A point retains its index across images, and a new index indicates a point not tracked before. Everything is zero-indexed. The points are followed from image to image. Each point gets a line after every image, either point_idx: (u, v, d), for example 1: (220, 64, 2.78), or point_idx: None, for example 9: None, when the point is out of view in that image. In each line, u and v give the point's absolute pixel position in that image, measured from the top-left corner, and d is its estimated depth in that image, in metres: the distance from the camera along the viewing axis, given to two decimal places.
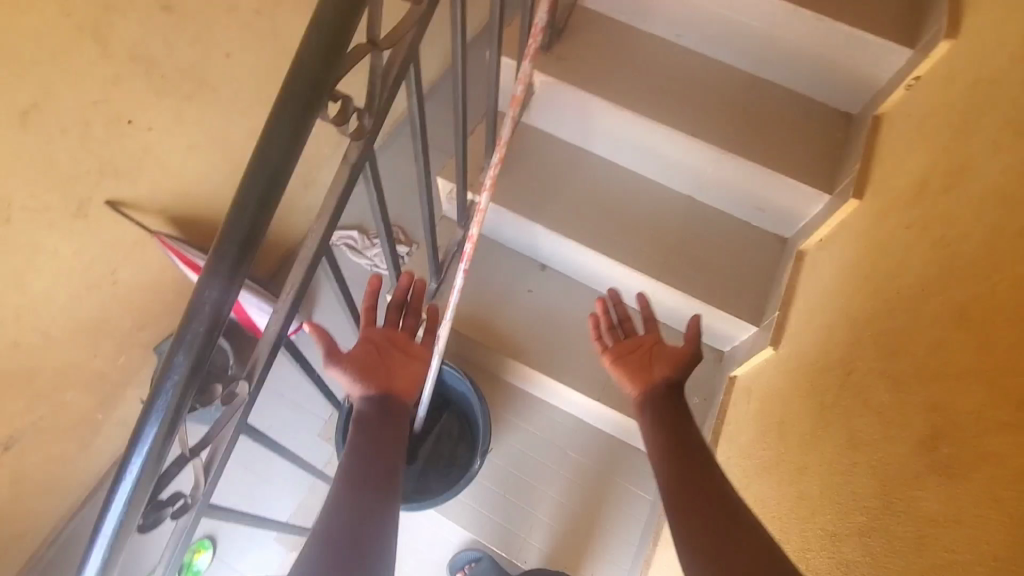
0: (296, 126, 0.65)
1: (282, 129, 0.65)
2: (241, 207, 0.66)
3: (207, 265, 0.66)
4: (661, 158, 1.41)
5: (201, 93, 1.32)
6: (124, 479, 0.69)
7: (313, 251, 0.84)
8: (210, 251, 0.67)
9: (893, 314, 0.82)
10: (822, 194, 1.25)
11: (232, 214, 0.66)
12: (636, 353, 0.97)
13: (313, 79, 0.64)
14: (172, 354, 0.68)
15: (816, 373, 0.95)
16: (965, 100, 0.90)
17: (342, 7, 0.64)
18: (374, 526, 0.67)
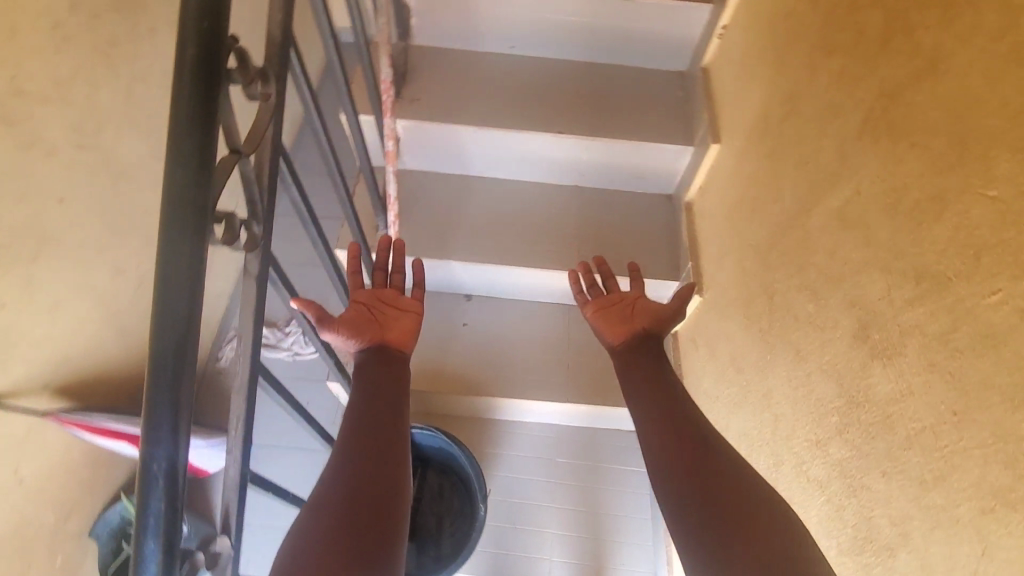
0: (192, 263, 0.61)
1: (178, 272, 0.60)
2: (161, 364, 0.61)
3: (146, 435, 0.61)
4: (540, 161, 1.47)
5: (43, 254, 1.25)
6: None
7: (247, 374, 0.79)
8: (143, 418, 0.61)
9: (788, 233, 0.92)
10: (687, 147, 1.37)
11: (153, 373, 0.61)
12: (618, 305, 0.89)
13: (194, 210, 0.61)
14: (139, 543, 0.61)
15: (746, 305, 1.04)
16: (772, 36, 1.03)
17: (200, 130, 0.60)
18: (388, 468, 0.63)
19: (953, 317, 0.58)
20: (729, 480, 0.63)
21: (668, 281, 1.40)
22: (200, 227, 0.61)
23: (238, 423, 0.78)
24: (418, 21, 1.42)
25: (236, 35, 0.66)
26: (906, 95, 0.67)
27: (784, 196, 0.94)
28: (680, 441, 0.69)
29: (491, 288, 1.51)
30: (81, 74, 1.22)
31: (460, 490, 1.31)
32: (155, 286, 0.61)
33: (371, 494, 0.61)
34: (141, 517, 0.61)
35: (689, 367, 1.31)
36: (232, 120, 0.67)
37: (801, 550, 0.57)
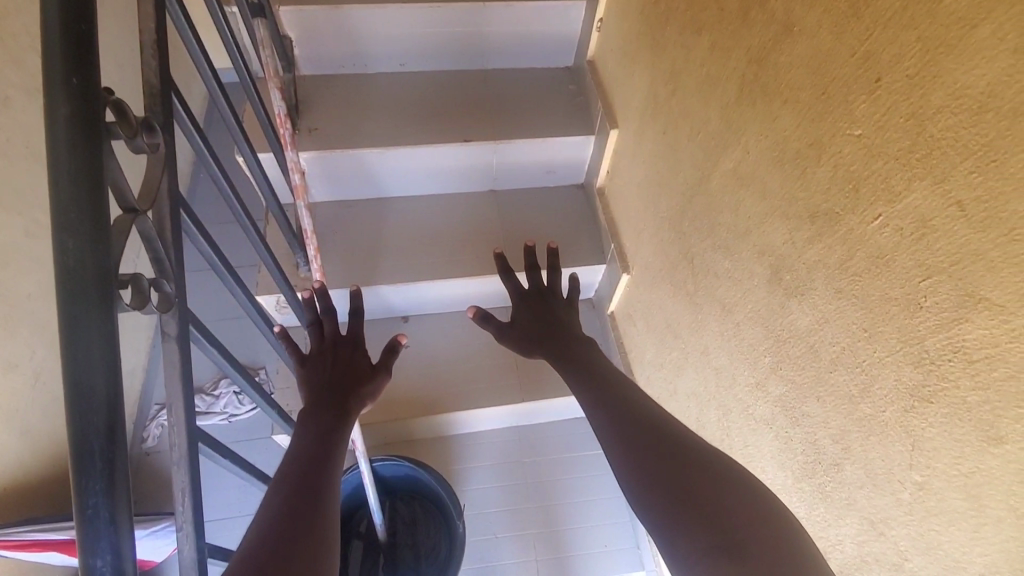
0: (101, 334, 0.56)
1: (88, 348, 0.56)
2: (85, 451, 0.56)
3: (81, 531, 0.55)
4: (452, 172, 1.47)
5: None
6: None
7: (185, 444, 0.73)
8: (74, 515, 0.55)
9: (694, 199, 0.98)
10: (589, 136, 1.43)
11: (77, 464, 0.55)
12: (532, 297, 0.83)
13: (91, 278, 0.56)
14: None
15: (670, 272, 1.09)
16: (645, 22, 1.10)
17: (82, 191, 0.56)
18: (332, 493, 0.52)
19: (848, 245, 0.64)
20: (684, 446, 0.54)
21: (595, 265, 1.45)
22: (101, 295, 0.56)
23: (184, 497, 0.73)
24: (303, 51, 1.39)
25: (110, 86, 0.62)
26: (771, 59, 0.75)
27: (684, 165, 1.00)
28: (640, 430, 0.57)
29: (426, 304, 1.50)
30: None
31: (425, 524, 1.28)
32: (63, 366, 0.56)
33: (318, 504, 0.50)
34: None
35: (631, 343, 1.37)
36: (120, 176, 0.63)
37: (766, 527, 0.47)
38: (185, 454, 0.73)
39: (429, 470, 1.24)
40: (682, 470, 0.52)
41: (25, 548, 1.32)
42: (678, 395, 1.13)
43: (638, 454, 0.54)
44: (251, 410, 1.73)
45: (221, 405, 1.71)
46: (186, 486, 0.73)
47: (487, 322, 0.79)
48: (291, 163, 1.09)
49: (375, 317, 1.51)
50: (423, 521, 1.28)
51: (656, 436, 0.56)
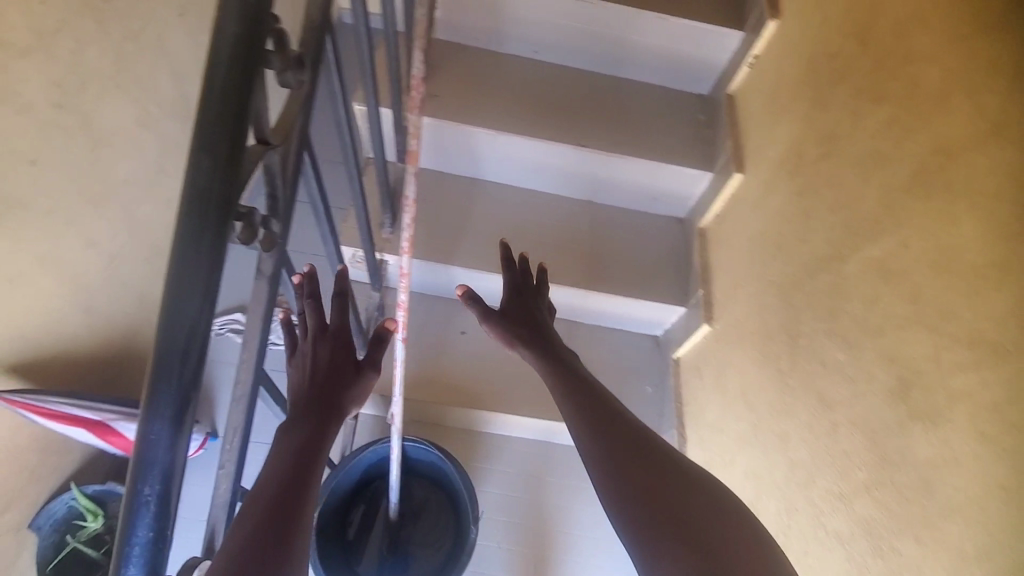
0: (205, 276, 0.52)
1: (189, 285, 0.52)
2: (164, 371, 0.51)
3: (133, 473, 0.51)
4: (555, 172, 1.43)
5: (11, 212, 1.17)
6: None
7: (249, 382, 0.71)
8: (135, 435, 0.50)
9: (814, 277, 0.90)
10: (706, 172, 1.36)
11: (153, 382, 0.51)
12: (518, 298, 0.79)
13: (212, 215, 0.52)
14: None
15: (763, 341, 1.02)
16: (807, 74, 1.02)
17: (227, 112, 0.53)
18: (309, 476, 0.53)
19: (1016, 386, 0.55)
20: (663, 470, 0.52)
21: (674, 305, 1.39)
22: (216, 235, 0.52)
23: (235, 435, 0.71)
24: (441, 13, 1.36)
25: (279, 15, 0.60)
26: (966, 156, 0.66)
27: (809, 237, 0.92)
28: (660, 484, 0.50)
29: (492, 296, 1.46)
30: (71, 29, 1.13)
31: (433, 530, 1.24)
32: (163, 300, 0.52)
33: (297, 494, 0.51)
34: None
35: (691, 395, 1.30)
36: (263, 108, 0.60)
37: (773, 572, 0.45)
38: (248, 393, 0.72)
39: (469, 488, 1.20)
40: (667, 498, 0.49)
41: (57, 417, 1.39)
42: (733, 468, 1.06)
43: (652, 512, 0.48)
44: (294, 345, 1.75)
45: None
46: (240, 426, 0.71)
47: (473, 302, 0.77)
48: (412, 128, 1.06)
49: (440, 294, 1.49)
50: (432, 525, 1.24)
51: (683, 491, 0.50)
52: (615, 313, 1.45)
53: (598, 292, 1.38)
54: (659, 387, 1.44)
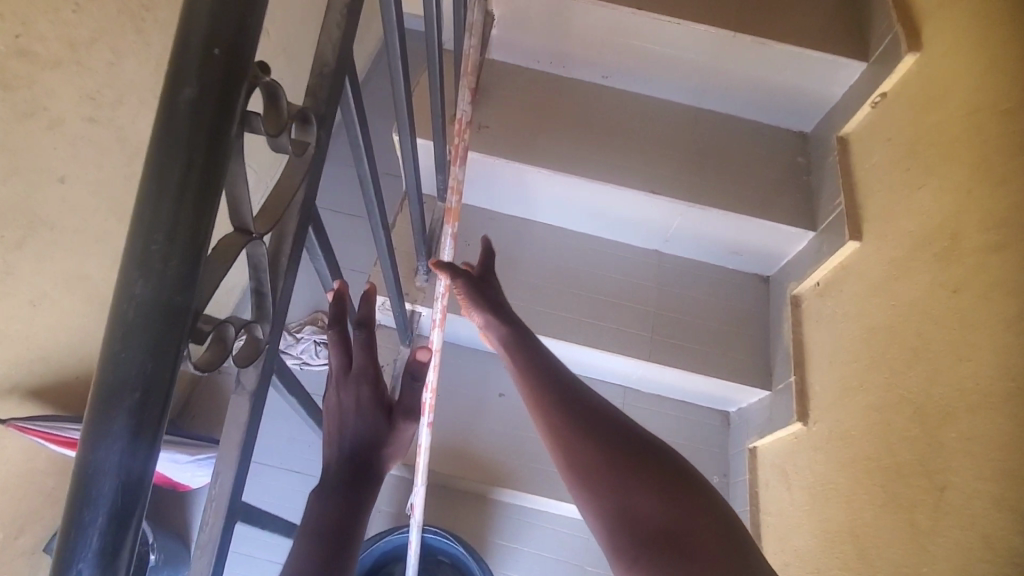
0: (122, 482, 0.32)
1: (97, 488, 0.32)
2: (90, 483, 0.32)
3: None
4: (619, 218, 1.22)
5: (32, 239, 1.05)
6: None
7: (219, 526, 0.55)
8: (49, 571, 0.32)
9: (973, 413, 0.67)
10: (806, 232, 1.12)
11: (75, 493, 0.32)
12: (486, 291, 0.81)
13: (138, 381, 0.33)
14: None
15: (884, 473, 0.79)
16: (964, 130, 0.77)
17: (179, 156, 0.32)
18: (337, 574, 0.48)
19: None
20: None
21: (755, 388, 1.15)
22: (136, 421, 0.32)
23: None
24: (499, 31, 1.18)
25: (267, 62, 0.41)
26: None
27: (971, 353, 0.69)
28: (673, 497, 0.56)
29: None
30: (108, 37, 0.97)
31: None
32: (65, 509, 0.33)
33: None
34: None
35: (772, 502, 1.07)
36: (242, 195, 0.43)
37: None
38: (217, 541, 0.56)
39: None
40: None
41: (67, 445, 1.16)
42: None
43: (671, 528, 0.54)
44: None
45: (299, 349, 1.54)
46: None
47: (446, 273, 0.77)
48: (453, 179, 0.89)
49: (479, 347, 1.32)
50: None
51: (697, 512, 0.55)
52: (677, 385, 1.24)
53: (662, 364, 1.18)
54: (729, 476, 1.25)
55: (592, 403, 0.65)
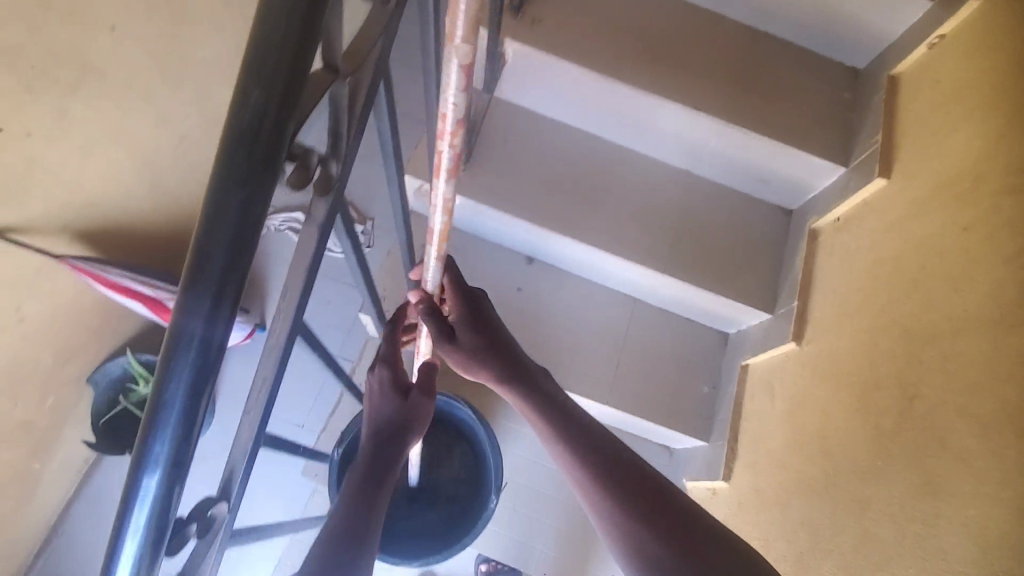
0: (203, 346, 0.41)
1: (185, 344, 0.41)
2: (181, 338, 0.41)
3: (110, 549, 0.43)
4: (656, 133, 1.24)
5: None
6: None
7: (283, 336, 0.66)
8: (148, 407, 0.42)
9: (952, 338, 0.73)
10: (838, 167, 1.14)
11: (170, 343, 0.41)
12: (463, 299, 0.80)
13: (221, 261, 0.40)
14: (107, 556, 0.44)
15: (863, 386, 0.87)
16: (1011, 74, 0.78)
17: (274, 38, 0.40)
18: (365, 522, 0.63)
19: None
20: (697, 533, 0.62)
21: (758, 310, 1.23)
22: (219, 291, 0.40)
23: (262, 395, 0.67)
24: None
25: None
26: None
27: (962, 284, 0.74)
28: (633, 509, 0.64)
29: (557, 257, 1.34)
30: None
31: (449, 502, 1.14)
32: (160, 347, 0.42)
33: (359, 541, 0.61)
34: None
35: (752, 410, 1.18)
36: (334, 32, 0.48)
37: None
38: (279, 350, 0.66)
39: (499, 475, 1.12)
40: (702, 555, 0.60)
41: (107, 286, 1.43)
42: (783, 506, 0.97)
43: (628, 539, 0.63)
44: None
45: None
46: (265, 385, 0.67)
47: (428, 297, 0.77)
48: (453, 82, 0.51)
49: (502, 243, 1.39)
50: (449, 496, 1.14)
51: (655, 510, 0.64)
52: (685, 301, 1.31)
53: (672, 279, 1.24)
54: (718, 389, 1.35)
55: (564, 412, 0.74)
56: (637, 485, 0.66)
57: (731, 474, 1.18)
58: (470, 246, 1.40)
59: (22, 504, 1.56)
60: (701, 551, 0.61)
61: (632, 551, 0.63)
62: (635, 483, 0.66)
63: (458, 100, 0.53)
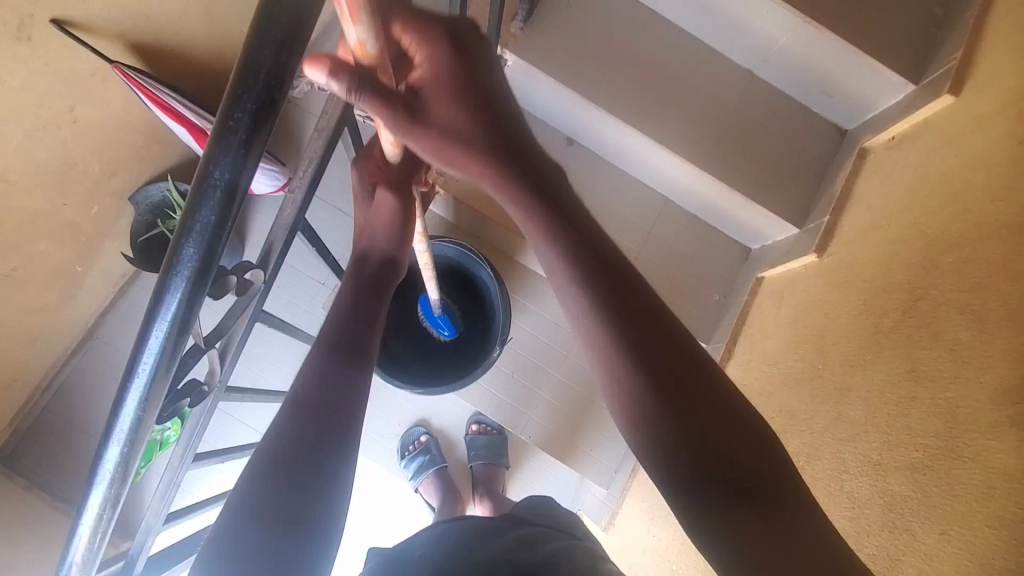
0: (230, 175, 0.55)
1: (216, 174, 0.54)
2: (211, 169, 0.54)
3: (162, 283, 0.59)
4: (726, 21, 1.18)
5: None
6: (113, 427, 0.67)
7: (334, 119, 0.69)
8: (181, 218, 0.56)
9: (970, 244, 0.74)
10: (907, 84, 1.10)
11: (201, 171, 0.55)
12: (443, 90, 0.63)
13: (248, 114, 0.53)
14: (147, 320, 0.61)
15: (873, 290, 0.89)
16: None
17: None
18: (344, 385, 0.63)
19: None
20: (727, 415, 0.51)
21: (786, 224, 1.23)
22: (247, 132, 0.53)
23: (307, 173, 0.71)
24: None
25: None
26: None
27: (993, 192, 0.74)
28: (650, 382, 0.52)
29: (597, 139, 1.33)
30: None
31: (454, 340, 1.24)
32: (206, 140, 0.54)
33: (325, 410, 0.60)
34: (138, 352, 0.62)
35: (758, 317, 1.21)
36: None
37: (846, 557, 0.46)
38: (330, 132, 0.69)
39: (506, 316, 1.17)
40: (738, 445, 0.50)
41: (165, 111, 1.50)
42: (768, 398, 1.02)
43: (619, 381, 0.54)
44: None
45: None
46: (312, 164, 0.70)
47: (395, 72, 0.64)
48: (342, 4, 0.48)
49: (545, 118, 1.37)
50: (455, 335, 1.23)
51: (645, 338, 0.54)
52: (716, 208, 1.31)
53: (710, 177, 1.23)
54: (728, 298, 1.36)
55: (560, 211, 0.62)
56: (635, 303, 0.56)
57: (723, 372, 1.23)
58: None
59: (68, 301, 1.69)
60: (711, 409, 0.51)
61: (631, 409, 0.53)
62: (646, 328, 0.55)
63: None
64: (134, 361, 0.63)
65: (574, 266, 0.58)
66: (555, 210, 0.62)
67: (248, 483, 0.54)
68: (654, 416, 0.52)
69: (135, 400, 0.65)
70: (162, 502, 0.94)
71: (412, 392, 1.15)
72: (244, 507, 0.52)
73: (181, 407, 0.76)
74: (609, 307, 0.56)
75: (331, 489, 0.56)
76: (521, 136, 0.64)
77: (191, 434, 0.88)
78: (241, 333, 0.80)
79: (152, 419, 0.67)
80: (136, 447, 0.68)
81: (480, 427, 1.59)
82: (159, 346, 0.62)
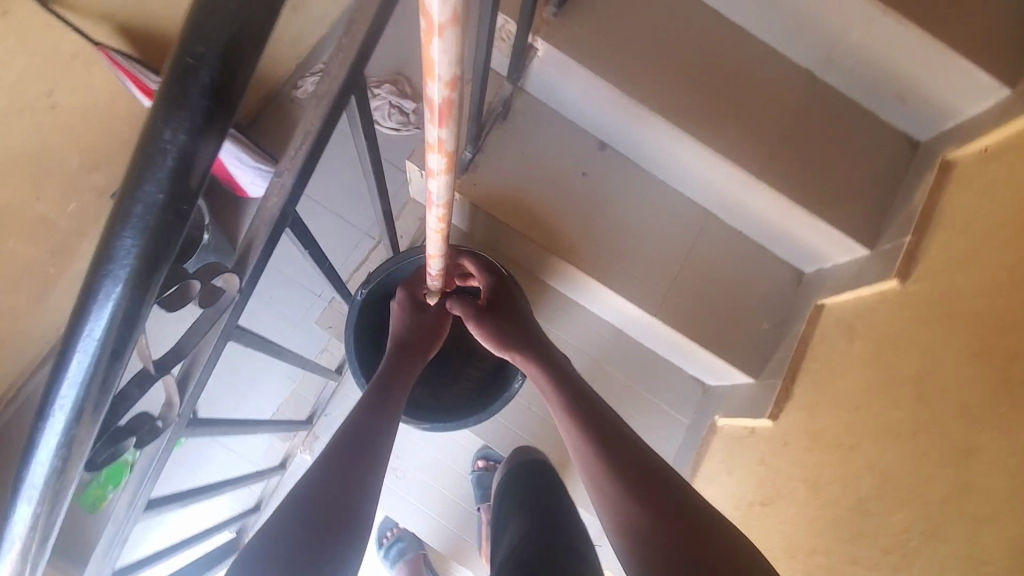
0: (187, 138, 0.38)
1: (167, 135, 0.38)
2: (158, 126, 0.38)
3: (88, 287, 0.41)
4: (787, 14, 1.04)
5: None
6: (24, 481, 0.49)
7: (338, 82, 0.53)
8: (116, 199, 0.40)
9: None
10: (999, 87, 0.95)
11: (146, 134, 0.38)
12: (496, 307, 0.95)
13: (217, 50, 0.37)
14: (67, 340, 0.43)
15: (988, 325, 0.72)
16: None
17: None
18: (377, 437, 0.75)
19: None
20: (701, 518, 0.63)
21: (855, 245, 1.06)
22: (216, 74, 0.37)
23: (301, 149, 0.54)
24: None
25: None
26: None
27: None
28: (642, 492, 0.66)
29: (634, 144, 1.16)
30: None
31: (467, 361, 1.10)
32: (160, 92, 0.37)
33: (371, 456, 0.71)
34: (55, 380, 0.45)
35: (822, 351, 1.04)
36: None
37: None
38: (331, 97, 0.53)
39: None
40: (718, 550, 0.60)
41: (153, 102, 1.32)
42: (847, 453, 0.84)
43: (617, 499, 0.68)
44: (395, 130, 1.70)
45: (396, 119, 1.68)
46: (309, 137, 0.54)
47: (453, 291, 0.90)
48: (436, 8, 0.38)
49: (575, 119, 1.20)
50: (466, 355, 1.08)
51: (636, 472, 0.69)
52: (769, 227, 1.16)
53: (765, 189, 1.06)
54: (779, 328, 1.19)
55: (570, 378, 0.84)
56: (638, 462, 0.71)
57: (779, 415, 1.05)
58: (539, 115, 1.21)
59: None
60: (691, 513, 0.64)
61: (630, 520, 0.65)
62: (626, 452, 0.72)
63: (445, 41, 0.41)
64: (50, 392, 0.45)
65: (589, 428, 0.76)
66: (568, 385, 0.83)
67: (263, 540, 0.58)
68: (650, 525, 0.64)
69: (51, 445, 0.47)
70: (105, 561, 0.76)
71: (417, 425, 1.02)
72: (261, 548, 0.57)
73: (125, 449, 0.58)
74: (604, 446, 0.73)
75: (357, 528, 0.63)
76: (539, 347, 0.89)
77: (142, 480, 0.70)
78: (208, 354, 0.64)
79: (77, 471, 0.50)
80: (55, 506, 0.51)
81: (486, 463, 1.37)
82: (82, 376, 0.44)
